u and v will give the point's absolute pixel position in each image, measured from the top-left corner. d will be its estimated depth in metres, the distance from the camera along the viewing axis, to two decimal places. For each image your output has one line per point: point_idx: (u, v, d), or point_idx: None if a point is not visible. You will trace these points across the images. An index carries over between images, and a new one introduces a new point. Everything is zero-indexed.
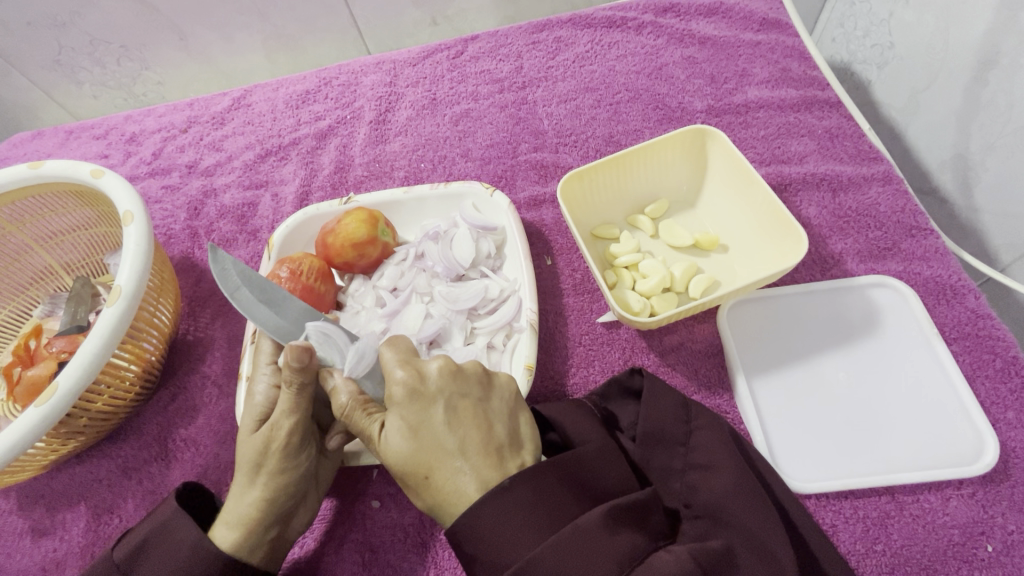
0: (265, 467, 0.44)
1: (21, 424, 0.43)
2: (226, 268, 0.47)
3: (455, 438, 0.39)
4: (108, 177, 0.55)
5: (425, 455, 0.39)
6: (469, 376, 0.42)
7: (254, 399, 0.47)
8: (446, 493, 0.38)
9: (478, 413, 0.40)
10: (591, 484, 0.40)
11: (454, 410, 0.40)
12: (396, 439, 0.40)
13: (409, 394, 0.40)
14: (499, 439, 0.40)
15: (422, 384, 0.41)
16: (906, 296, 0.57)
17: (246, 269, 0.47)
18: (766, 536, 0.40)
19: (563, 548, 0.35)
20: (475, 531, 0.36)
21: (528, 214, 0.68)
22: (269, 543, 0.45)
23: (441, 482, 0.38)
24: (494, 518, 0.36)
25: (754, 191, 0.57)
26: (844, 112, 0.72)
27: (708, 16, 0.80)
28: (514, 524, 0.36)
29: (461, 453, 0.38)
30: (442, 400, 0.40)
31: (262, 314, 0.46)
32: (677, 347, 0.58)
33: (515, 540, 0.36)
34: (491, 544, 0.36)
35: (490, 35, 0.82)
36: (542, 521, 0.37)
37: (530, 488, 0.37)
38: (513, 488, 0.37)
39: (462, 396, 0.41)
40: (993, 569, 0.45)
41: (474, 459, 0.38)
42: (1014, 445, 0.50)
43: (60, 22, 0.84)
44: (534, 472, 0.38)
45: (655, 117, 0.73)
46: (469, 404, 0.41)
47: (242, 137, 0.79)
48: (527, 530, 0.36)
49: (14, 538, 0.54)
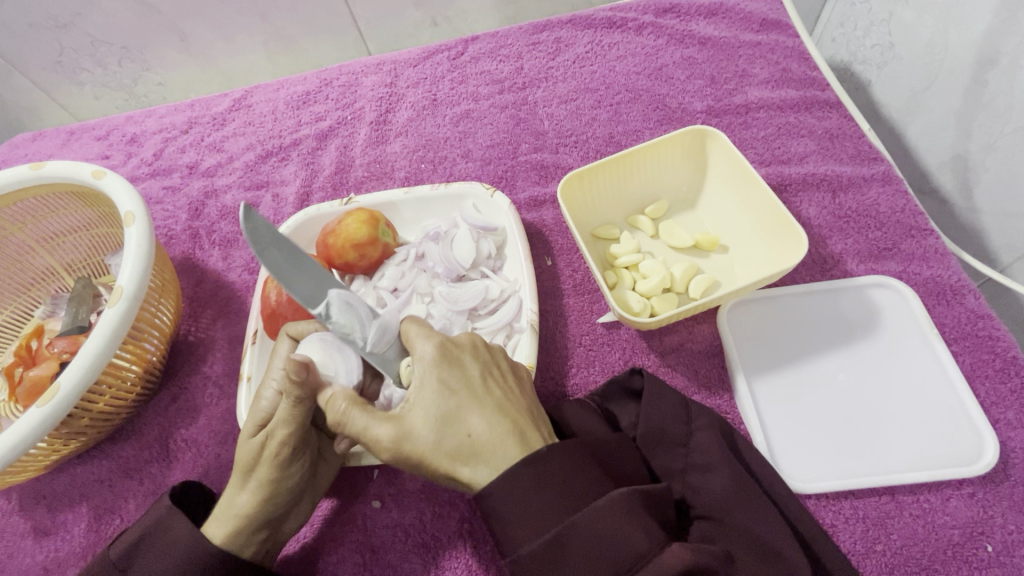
0: (256, 474, 0.44)
1: (23, 425, 0.43)
2: (256, 223, 0.44)
3: (492, 396, 0.40)
4: (109, 178, 0.55)
5: (462, 412, 0.38)
6: (495, 350, 0.44)
7: (259, 404, 0.45)
8: (485, 450, 0.38)
9: (506, 380, 0.42)
10: (616, 466, 0.41)
11: (488, 374, 0.41)
12: (429, 396, 0.39)
13: (445, 354, 0.41)
14: (527, 406, 0.42)
15: (454, 345, 0.42)
16: (906, 297, 0.57)
17: (274, 227, 0.45)
18: (768, 537, 0.40)
19: (602, 516, 0.35)
20: (510, 497, 0.36)
21: (529, 214, 0.68)
22: (261, 542, 0.45)
23: (483, 438, 0.38)
24: (532, 484, 0.36)
25: (755, 192, 0.57)
26: (844, 113, 0.72)
27: (709, 17, 0.80)
28: (552, 492, 0.37)
29: (498, 409, 0.39)
30: (476, 363, 0.41)
31: (290, 278, 0.43)
32: (677, 347, 0.58)
33: (549, 510, 0.36)
34: (523, 514, 0.36)
35: (490, 36, 0.82)
36: (579, 492, 0.37)
37: (570, 459, 0.38)
38: (556, 456, 0.38)
39: (492, 365, 0.43)
40: (993, 569, 0.46)
41: (510, 418, 0.39)
42: (1014, 445, 0.50)
43: (61, 23, 0.84)
44: (574, 447, 0.39)
45: (655, 118, 0.73)
46: (498, 373, 0.42)
47: (243, 138, 0.79)
48: (563, 499, 0.37)
49: (16, 537, 0.54)
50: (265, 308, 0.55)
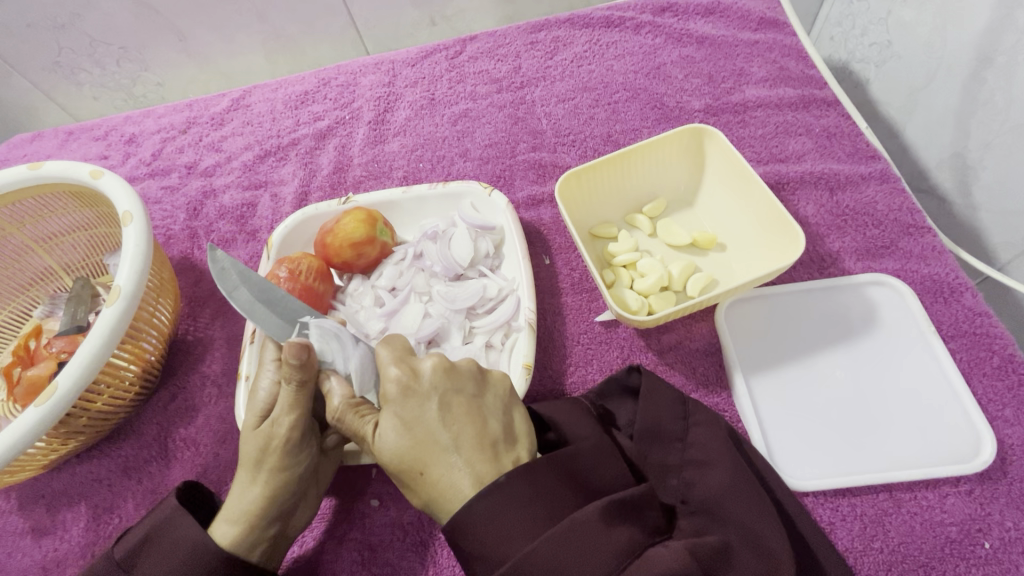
0: (267, 462, 0.44)
1: (20, 425, 0.43)
2: (224, 265, 0.50)
3: (449, 434, 0.39)
4: (108, 178, 0.55)
5: (418, 455, 0.39)
6: (464, 373, 0.42)
7: (257, 395, 0.46)
8: (443, 488, 0.38)
9: (472, 410, 0.40)
10: (586, 481, 0.40)
11: (448, 407, 0.40)
12: (391, 437, 0.40)
13: (403, 392, 0.40)
14: (494, 435, 0.40)
15: (416, 380, 0.41)
16: (903, 294, 0.57)
17: (244, 267, 0.50)
18: (763, 533, 0.40)
19: (560, 542, 0.35)
20: (469, 523, 0.36)
21: (527, 213, 0.68)
22: (268, 541, 0.45)
23: (435, 478, 0.38)
24: (490, 512, 0.36)
25: (753, 190, 0.57)
26: (843, 111, 0.72)
27: (707, 16, 0.80)
28: (510, 520, 0.36)
29: (455, 447, 0.39)
30: (436, 397, 0.40)
31: (260, 314, 0.48)
32: (675, 345, 0.58)
33: (509, 536, 0.36)
34: (483, 542, 0.36)
35: (489, 35, 0.82)
36: (540, 514, 0.37)
37: (528, 483, 0.37)
38: (509, 483, 0.37)
39: (457, 392, 0.41)
40: (990, 566, 0.45)
41: (469, 454, 0.38)
42: (1012, 442, 0.50)
43: (60, 23, 0.84)
44: (531, 467, 0.38)
45: (653, 117, 0.73)
46: (463, 401, 0.41)
47: (242, 138, 0.79)
48: (524, 525, 0.36)
49: (14, 537, 0.55)
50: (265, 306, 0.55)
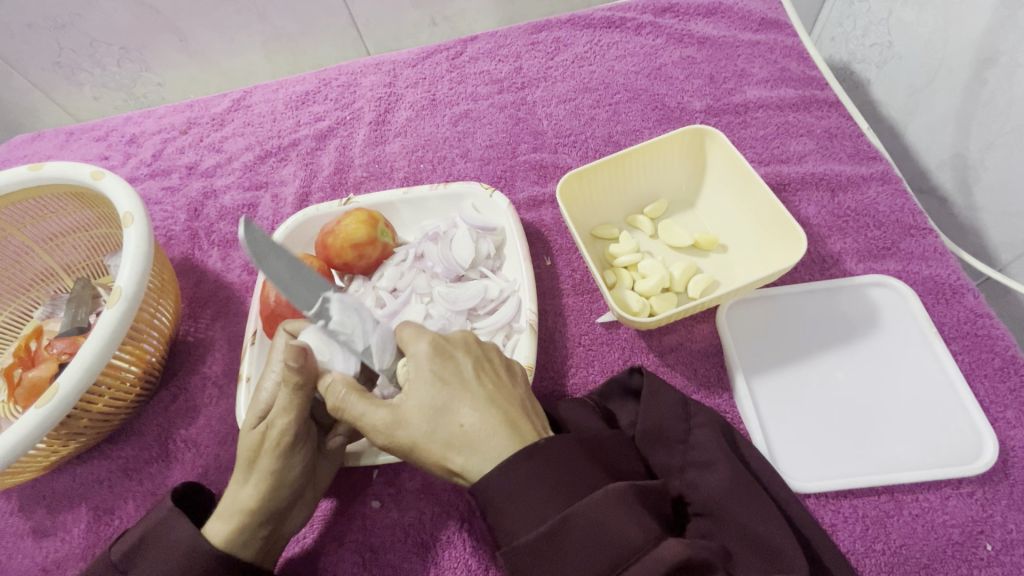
0: (259, 464, 0.44)
1: (21, 427, 0.43)
2: (258, 235, 0.43)
3: (484, 390, 0.40)
4: (109, 178, 0.55)
5: (453, 404, 0.39)
6: (490, 346, 0.44)
7: (258, 395, 0.46)
8: (479, 438, 0.38)
9: (500, 375, 0.42)
10: (616, 463, 0.41)
11: (480, 367, 0.42)
12: (424, 386, 0.40)
13: (439, 350, 0.41)
14: (521, 399, 0.42)
15: (448, 341, 0.42)
16: (905, 295, 0.57)
17: (270, 232, 0.43)
18: (769, 535, 0.40)
19: (602, 504, 0.36)
20: (511, 483, 0.36)
21: (528, 214, 0.68)
22: (262, 541, 0.45)
23: (474, 426, 0.38)
24: (525, 478, 0.36)
25: (754, 191, 0.57)
26: (844, 112, 0.72)
27: (708, 16, 0.80)
28: (545, 486, 0.36)
29: (489, 401, 0.39)
30: (468, 357, 0.42)
31: (282, 279, 0.42)
32: (676, 346, 0.58)
33: (549, 498, 0.36)
34: (522, 502, 0.36)
35: (489, 36, 0.82)
36: (581, 480, 0.37)
37: (573, 451, 0.38)
38: (549, 448, 0.37)
39: (485, 360, 0.43)
40: (992, 568, 0.45)
41: (503, 408, 0.39)
42: (1014, 444, 0.50)
43: (61, 24, 0.84)
44: (574, 437, 0.39)
45: (654, 117, 0.73)
46: (492, 367, 0.42)
47: (243, 138, 0.79)
48: (565, 489, 0.37)
49: (15, 538, 0.54)
50: (265, 308, 0.55)
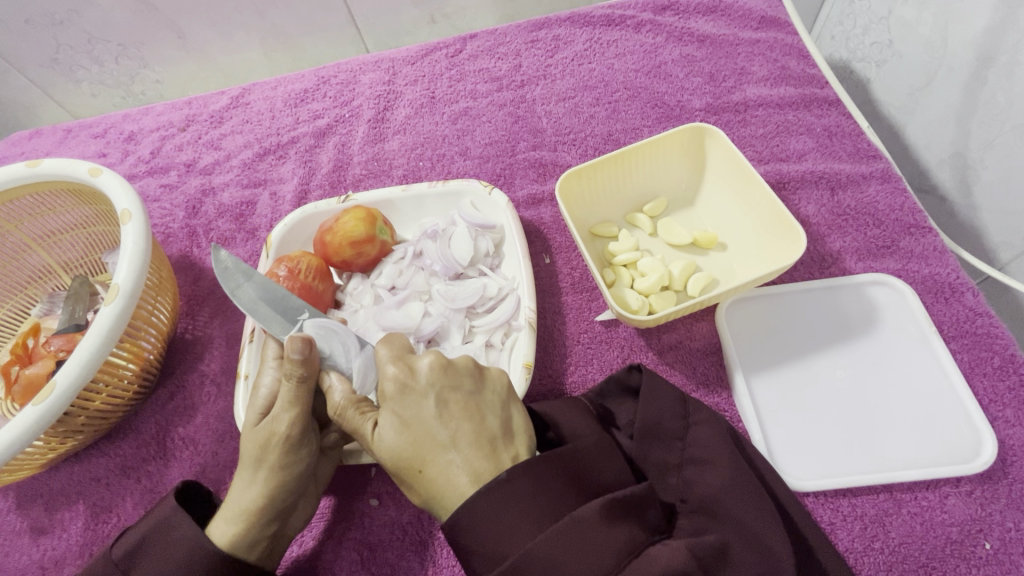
0: (266, 462, 0.44)
1: (18, 425, 0.43)
2: (226, 264, 0.50)
3: (447, 432, 0.39)
4: (106, 176, 0.54)
5: (419, 448, 0.39)
6: (460, 370, 0.42)
7: (258, 393, 0.46)
8: (439, 487, 0.38)
9: (469, 406, 0.40)
10: (589, 476, 0.40)
11: (445, 405, 0.40)
12: (391, 435, 0.40)
13: (400, 390, 0.41)
14: (493, 431, 0.40)
15: (411, 379, 0.41)
16: (904, 294, 0.57)
17: (246, 267, 0.51)
18: (763, 533, 0.40)
19: (558, 541, 0.35)
20: (473, 516, 0.36)
21: (528, 212, 0.68)
22: (268, 538, 0.45)
23: (434, 475, 0.38)
24: (489, 508, 0.36)
25: (753, 189, 0.57)
26: (844, 110, 0.71)
27: (707, 14, 0.80)
28: (510, 517, 0.36)
29: (455, 444, 0.38)
30: (432, 395, 0.40)
31: (262, 312, 0.48)
32: (676, 345, 0.58)
33: (508, 535, 0.36)
34: (487, 542, 0.36)
35: (489, 33, 0.82)
36: (543, 507, 0.36)
37: (531, 478, 0.37)
38: (511, 479, 0.37)
39: (454, 390, 0.41)
40: (991, 567, 0.45)
41: (465, 450, 0.38)
42: (1013, 443, 0.50)
43: (58, 20, 0.84)
44: (532, 464, 0.38)
45: (653, 115, 0.73)
46: (460, 398, 0.41)
47: (241, 136, 0.78)
48: (523, 521, 0.36)
49: (14, 536, 0.54)
50: None
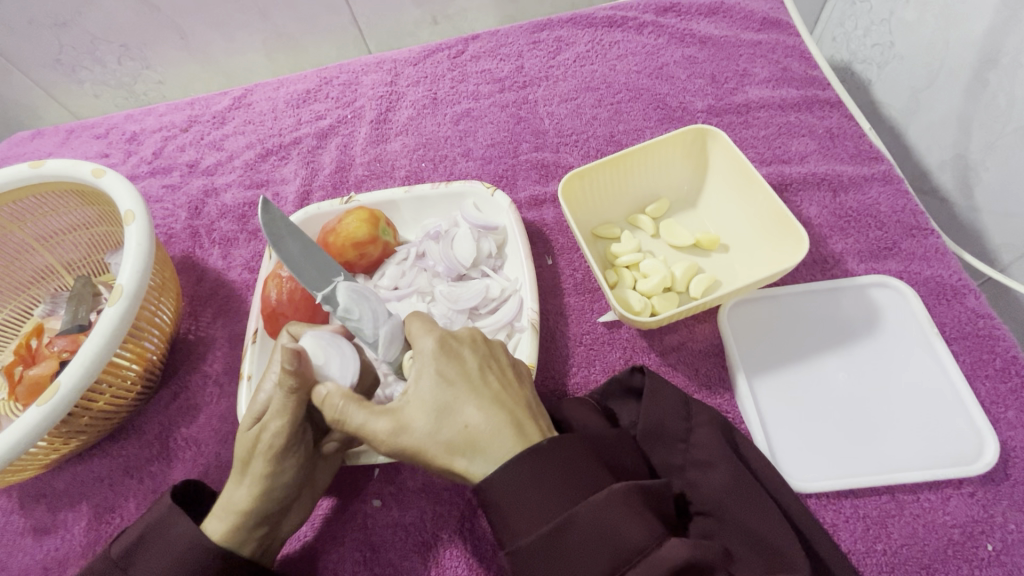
0: (253, 468, 0.44)
1: (22, 425, 0.43)
2: (274, 215, 0.47)
3: (489, 389, 0.39)
4: (109, 177, 0.55)
5: (458, 404, 0.38)
6: (495, 344, 0.44)
7: (257, 397, 0.46)
8: (481, 442, 0.38)
9: (506, 375, 0.42)
10: (615, 461, 0.41)
11: (485, 366, 0.41)
12: (428, 387, 0.39)
13: (443, 349, 0.41)
14: (526, 399, 0.41)
15: (452, 339, 0.42)
16: (906, 295, 0.57)
17: (292, 223, 0.48)
18: (770, 533, 0.40)
19: (601, 512, 0.35)
20: (514, 482, 0.36)
21: (530, 214, 0.68)
22: (260, 539, 0.45)
23: (478, 430, 0.38)
24: (531, 477, 0.36)
25: (755, 190, 0.57)
26: (845, 112, 0.72)
27: (709, 16, 0.80)
28: (549, 485, 0.36)
29: (494, 400, 0.39)
30: (474, 357, 0.41)
31: (302, 266, 0.46)
32: (678, 346, 0.58)
33: (546, 503, 0.36)
34: (522, 506, 0.36)
35: (490, 35, 0.82)
36: (584, 479, 0.37)
37: (572, 449, 0.38)
38: (553, 449, 0.37)
39: (492, 360, 0.42)
40: (993, 569, 0.46)
41: (505, 409, 0.39)
42: (1014, 445, 0.50)
43: (61, 21, 0.84)
44: (567, 439, 0.38)
45: (655, 117, 0.73)
46: (498, 367, 0.42)
47: (243, 137, 0.79)
48: (560, 493, 0.36)
49: (16, 536, 0.54)
50: (265, 307, 0.55)
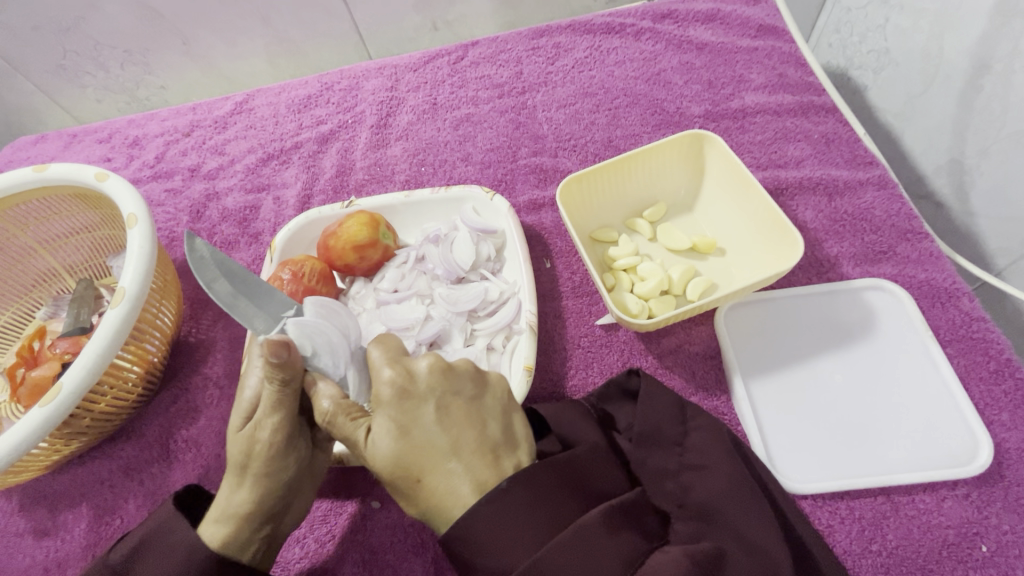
0: (250, 468, 0.44)
1: (23, 426, 0.44)
2: (201, 253, 0.47)
3: (446, 438, 0.39)
4: (112, 180, 0.55)
5: (419, 456, 0.39)
6: (461, 375, 0.42)
7: (243, 394, 0.46)
8: (439, 497, 0.38)
9: (470, 412, 0.41)
10: (589, 484, 0.41)
11: (445, 411, 0.40)
12: (388, 438, 0.40)
13: (399, 395, 0.40)
14: (491, 438, 0.41)
15: (411, 381, 0.41)
16: (901, 298, 0.58)
17: (223, 257, 0.47)
18: (761, 536, 0.41)
19: (565, 550, 0.35)
20: (476, 531, 0.36)
21: (528, 217, 0.68)
22: (262, 539, 0.45)
23: (433, 486, 0.38)
24: (495, 518, 0.37)
25: (752, 195, 0.58)
26: (841, 117, 0.72)
27: (706, 22, 0.81)
28: (516, 525, 0.37)
29: (454, 452, 0.39)
30: (433, 400, 0.40)
31: (241, 308, 0.45)
32: (675, 349, 0.58)
33: (517, 542, 0.36)
34: (496, 546, 0.36)
35: (490, 41, 0.83)
36: (544, 519, 0.37)
37: (531, 488, 0.38)
38: (512, 489, 0.37)
39: (454, 395, 0.41)
40: (987, 570, 0.46)
41: (467, 459, 0.39)
42: (1008, 446, 0.51)
43: (65, 27, 0.85)
44: (533, 471, 0.38)
45: (653, 122, 0.74)
46: (461, 404, 0.41)
47: (245, 141, 0.79)
48: (527, 533, 0.37)
49: (17, 538, 0.55)
50: None
